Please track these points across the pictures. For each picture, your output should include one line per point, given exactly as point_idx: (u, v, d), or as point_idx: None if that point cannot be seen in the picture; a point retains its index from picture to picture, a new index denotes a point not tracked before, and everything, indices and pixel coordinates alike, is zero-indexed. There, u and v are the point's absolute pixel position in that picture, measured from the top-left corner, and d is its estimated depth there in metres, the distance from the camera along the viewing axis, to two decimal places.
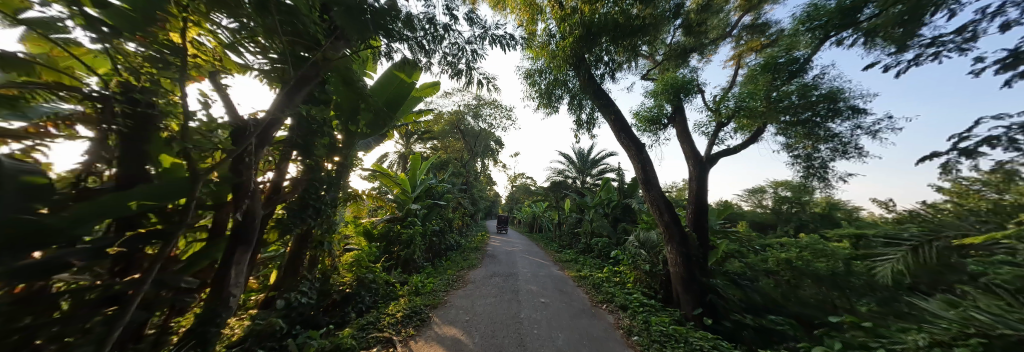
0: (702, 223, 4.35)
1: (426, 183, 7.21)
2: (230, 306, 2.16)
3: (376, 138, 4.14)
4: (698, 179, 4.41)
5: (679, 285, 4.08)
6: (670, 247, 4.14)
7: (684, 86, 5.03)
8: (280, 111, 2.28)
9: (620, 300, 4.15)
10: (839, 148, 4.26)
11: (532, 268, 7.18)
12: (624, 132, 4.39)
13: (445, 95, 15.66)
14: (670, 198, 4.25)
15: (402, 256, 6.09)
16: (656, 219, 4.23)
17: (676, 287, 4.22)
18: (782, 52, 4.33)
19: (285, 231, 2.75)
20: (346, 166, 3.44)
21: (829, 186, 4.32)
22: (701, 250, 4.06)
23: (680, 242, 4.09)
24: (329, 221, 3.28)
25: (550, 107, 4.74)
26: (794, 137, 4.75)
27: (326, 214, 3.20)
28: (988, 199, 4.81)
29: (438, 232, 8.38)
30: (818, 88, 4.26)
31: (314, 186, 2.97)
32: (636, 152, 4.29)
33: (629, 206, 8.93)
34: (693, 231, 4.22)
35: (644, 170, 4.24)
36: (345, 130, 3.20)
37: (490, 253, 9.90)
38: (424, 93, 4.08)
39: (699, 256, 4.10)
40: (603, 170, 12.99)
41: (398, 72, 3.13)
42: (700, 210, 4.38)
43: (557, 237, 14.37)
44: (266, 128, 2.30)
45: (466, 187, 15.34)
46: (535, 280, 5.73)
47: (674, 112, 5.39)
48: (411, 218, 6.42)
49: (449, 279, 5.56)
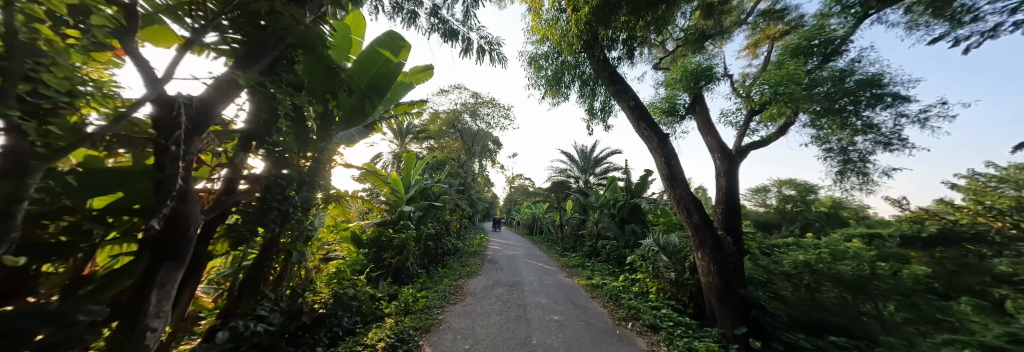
0: (733, 224, 3.88)
1: (420, 183, 6.69)
2: (146, 346, 1.61)
3: (361, 129, 3.61)
4: (728, 177, 3.97)
5: (714, 298, 3.62)
6: (702, 254, 3.68)
7: (705, 73, 4.58)
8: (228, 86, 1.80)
9: (649, 318, 3.67)
10: (880, 140, 3.81)
11: (536, 276, 6.66)
12: (644, 121, 3.94)
13: (441, 92, 15.09)
14: (699, 198, 3.80)
15: (394, 264, 5.54)
16: (683, 221, 3.78)
17: (710, 301, 3.75)
18: (820, 31, 3.88)
19: (239, 242, 2.19)
20: (324, 160, 2.90)
21: (870, 183, 3.85)
22: (737, 256, 3.60)
23: (714, 248, 3.62)
24: (302, 227, 2.74)
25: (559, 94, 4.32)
26: (825, 129, 4.29)
27: (298, 219, 2.66)
28: (1017, 197, 4.52)
29: (434, 236, 7.84)
30: (855, 72, 3.83)
31: (280, 185, 2.42)
32: (659, 146, 3.82)
33: (637, 206, 8.48)
34: (725, 235, 3.76)
35: (670, 166, 3.76)
36: (319, 116, 2.67)
37: (490, 258, 9.38)
38: (415, 79, 3.59)
39: (735, 264, 3.64)
40: (606, 169, 12.57)
41: (384, 47, 2.73)
42: (731, 210, 3.92)
43: (559, 239, 13.89)
44: (212, 109, 1.82)
45: (464, 188, 14.74)
46: (543, 290, 5.22)
47: (693, 102, 4.88)
48: (404, 222, 5.87)
49: (446, 291, 5.01)
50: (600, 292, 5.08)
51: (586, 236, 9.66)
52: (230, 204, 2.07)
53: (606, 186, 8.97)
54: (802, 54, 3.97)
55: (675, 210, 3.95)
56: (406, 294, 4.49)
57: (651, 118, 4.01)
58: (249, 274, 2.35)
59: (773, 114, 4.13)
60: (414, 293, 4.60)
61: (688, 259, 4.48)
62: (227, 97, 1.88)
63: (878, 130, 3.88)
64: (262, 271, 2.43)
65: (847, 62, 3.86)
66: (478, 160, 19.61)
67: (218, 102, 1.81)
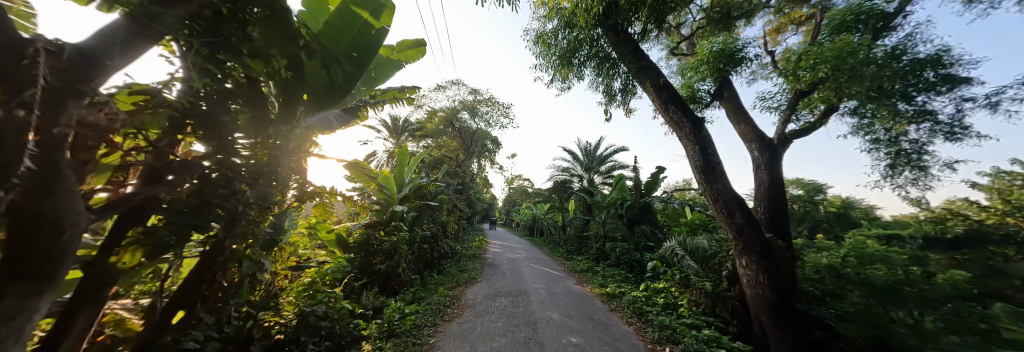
0: (782, 225, 3.44)
1: (416, 180, 6.24)
2: None
3: (341, 115, 3.14)
4: (771, 170, 3.58)
5: (766, 316, 3.12)
6: (748, 261, 3.23)
7: (735, 55, 4.00)
8: (140, 38, 1.21)
9: (690, 344, 3.17)
10: (940, 129, 3.34)
11: (544, 283, 6.17)
12: (674, 103, 3.68)
13: (439, 88, 14.65)
14: (740, 195, 3.43)
15: (385, 270, 4.98)
16: (723, 221, 3.39)
17: (760, 320, 3.26)
18: (868, 3, 3.34)
19: (160, 251, 1.58)
20: (292, 148, 2.36)
21: (926, 177, 3.35)
22: (790, 263, 3.14)
23: (762, 253, 3.18)
24: (260, 231, 2.18)
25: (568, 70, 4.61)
26: (868, 119, 3.79)
27: (253, 220, 2.08)
28: None
29: (432, 238, 7.31)
30: (908, 51, 3.30)
31: (225, 176, 1.83)
32: (693, 133, 3.55)
33: (647, 206, 7.95)
34: (775, 238, 3.31)
35: (706, 155, 3.45)
36: (281, 91, 2.15)
37: (489, 262, 8.82)
38: (403, 57, 3.04)
39: (789, 274, 3.15)
40: (612, 167, 12.08)
41: (361, 11, 2.23)
42: (777, 209, 3.50)
43: (562, 241, 13.37)
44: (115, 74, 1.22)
45: (462, 188, 14.14)
46: (553, 302, 4.70)
47: (718, 88, 4.38)
48: (396, 223, 5.35)
49: (439, 303, 4.45)
50: (619, 304, 4.61)
51: (592, 239, 9.17)
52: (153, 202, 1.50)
53: (613, 185, 8.49)
54: (847, 30, 3.45)
55: (712, 209, 3.56)
56: (393, 310, 3.91)
57: (683, 102, 3.72)
58: (180, 293, 1.75)
59: (813, 100, 3.66)
60: (403, 308, 4.03)
61: (725, 266, 4.06)
62: (135, 54, 1.28)
63: (936, 117, 3.40)
64: (200, 289, 1.83)
65: (901, 39, 3.36)
66: (478, 159, 19.16)
67: (129, 62, 1.23)
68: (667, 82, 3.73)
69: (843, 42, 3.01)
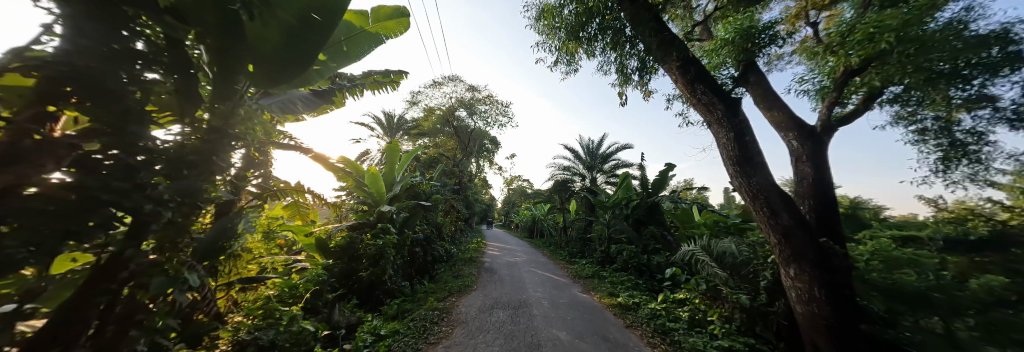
0: (836, 226, 3.04)
1: (406, 179, 5.79)
2: None
3: (308, 98, 2.68)
4: (814, 163, 3.22)
5: (821, 335, 2.83)
6: (799, 271, 2.95)
7: (763, 33, 3.57)
8: None
9: None
10: (1006, 116, 2.90)
11: (547, 291, 5.72)
12: (703, 82, 3.48)
13: (435, 83, 14.24)
14: (784, 192, 3.13)
15: (369, 277, 4.50)
16: (766, 223, 3.13)
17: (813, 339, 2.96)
18: None
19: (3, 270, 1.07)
20: (238, 134, 1.87)
21: (991, 172, 2.89)
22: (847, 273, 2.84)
23: (815, 262, 2.88)
24: (189, 238, 1.74)
25: (576, 45, 4.59)
26: (912, 107, 3.36)
27: (173, 224, 1.59)
28: None
29: (424, 241, 6.83)
30: (971, 25, 2.84)
31: (126, 164, 1.34)
32: (726, 115, 3.33)
33: (654, 207, 7.51)
34: (831, 242, 2.94)
35: (743, 145, 3.20)
36: (215, 57, 1.69)
37: (489, 266, 8.42)
38: (382, 29, 2.56)
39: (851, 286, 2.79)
40: (616, 165, 11.66)
41: None
42: (831, 207, 3.10)
43: (563, 243, 12.96)
44: None
45: (460, 188, 13.76)
46: (558, 316, 4.26)
47: (743, 73, 3.89)
48: (384, 225, 4.87)
49: (427, 322, 3.92)
50: (635, 319, 4.23)
51: (596, 241, 8.79)
52: (5, 196, 0.99)
53: (618, 184, 8.07)
54: None
55: (751, 208, 3.30)
56: (367, 331, 3.34)
57: (714, 81, 3.47)
58: (52, 327, 1.23)
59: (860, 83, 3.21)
60: (381, 327, 3.50)
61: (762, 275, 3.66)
62: None
63: (999, 103, 2.95)
64: (91, 316, 1.34)
65: (963, 10, 2.91)
66: (477, 159, 18.76)
67: None
68: (693, 58, 3.52)
69: (897, 12, 2.58)
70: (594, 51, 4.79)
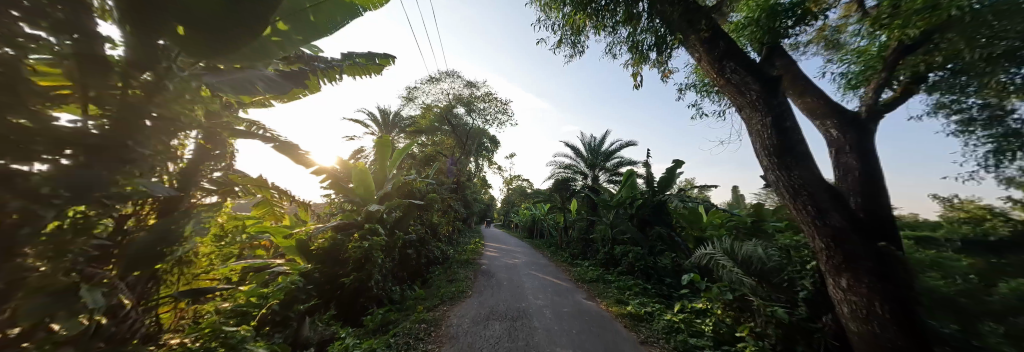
0: (889, 227, 2.75)
1: (398, 177, 5.44)
2: None
3: (273, 79, 2.30)
4: (858, 156, 2.96)
5: None
6: (853, 281, 2.64)
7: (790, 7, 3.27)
8: None
9: None
10: None
11: (548, 298, 5.35)
12: (732, 59, 3.28)
13: (433, 79, 13.92)
14: (831, 188, 2.84)
15: (353, 284, 4.11)
16: (811, 223, 2.85)
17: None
18: None
19: None
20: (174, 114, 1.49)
21: None
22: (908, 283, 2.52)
23: (872, 269, 2.58)
24: (98, 242, 1.36)
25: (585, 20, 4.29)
26: (956, 95, 2.99)
27: (71, 223, 1.21)
28: None
29: (416, 242, 6.47)
30: None
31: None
32: (764, 98, 3.09)
33: (661, 205, 7.17)
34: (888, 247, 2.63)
35: (783, 134, 2.95)
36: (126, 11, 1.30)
37: (485, 269, 8.05)
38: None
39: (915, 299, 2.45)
40: (619, 163, 11.35)
41: None
42: (881, 207, 2.82)
43: (563, 245, 12.61)
44: None
45: (458, 187, 13.35)
46: (561, 329, 3.89)
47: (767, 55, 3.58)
48: (373, 226, 4.52)
49: (414, 338, 3.54)
50: (650, 334, 3.89)
51: (598, 242, 8.41)
52: None
53: (620, 183, 7.72)
54: None
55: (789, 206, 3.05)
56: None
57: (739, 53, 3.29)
58: None
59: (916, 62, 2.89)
60: (354, 347, 3.03)
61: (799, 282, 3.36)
62: None
63: None
64: None
65: None
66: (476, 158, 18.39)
67: None
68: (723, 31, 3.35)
69: None
70: (604, 27, 4.49)
